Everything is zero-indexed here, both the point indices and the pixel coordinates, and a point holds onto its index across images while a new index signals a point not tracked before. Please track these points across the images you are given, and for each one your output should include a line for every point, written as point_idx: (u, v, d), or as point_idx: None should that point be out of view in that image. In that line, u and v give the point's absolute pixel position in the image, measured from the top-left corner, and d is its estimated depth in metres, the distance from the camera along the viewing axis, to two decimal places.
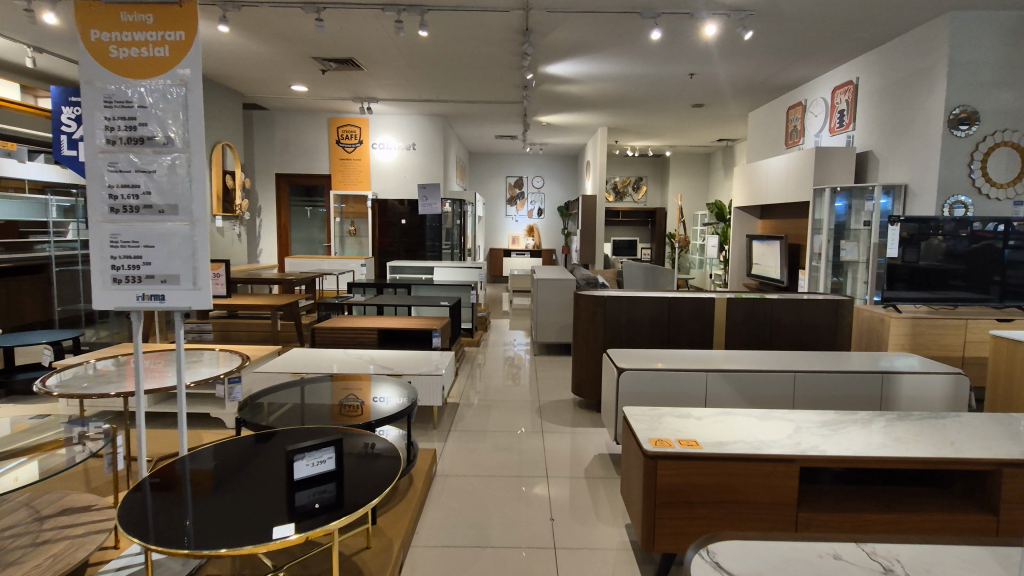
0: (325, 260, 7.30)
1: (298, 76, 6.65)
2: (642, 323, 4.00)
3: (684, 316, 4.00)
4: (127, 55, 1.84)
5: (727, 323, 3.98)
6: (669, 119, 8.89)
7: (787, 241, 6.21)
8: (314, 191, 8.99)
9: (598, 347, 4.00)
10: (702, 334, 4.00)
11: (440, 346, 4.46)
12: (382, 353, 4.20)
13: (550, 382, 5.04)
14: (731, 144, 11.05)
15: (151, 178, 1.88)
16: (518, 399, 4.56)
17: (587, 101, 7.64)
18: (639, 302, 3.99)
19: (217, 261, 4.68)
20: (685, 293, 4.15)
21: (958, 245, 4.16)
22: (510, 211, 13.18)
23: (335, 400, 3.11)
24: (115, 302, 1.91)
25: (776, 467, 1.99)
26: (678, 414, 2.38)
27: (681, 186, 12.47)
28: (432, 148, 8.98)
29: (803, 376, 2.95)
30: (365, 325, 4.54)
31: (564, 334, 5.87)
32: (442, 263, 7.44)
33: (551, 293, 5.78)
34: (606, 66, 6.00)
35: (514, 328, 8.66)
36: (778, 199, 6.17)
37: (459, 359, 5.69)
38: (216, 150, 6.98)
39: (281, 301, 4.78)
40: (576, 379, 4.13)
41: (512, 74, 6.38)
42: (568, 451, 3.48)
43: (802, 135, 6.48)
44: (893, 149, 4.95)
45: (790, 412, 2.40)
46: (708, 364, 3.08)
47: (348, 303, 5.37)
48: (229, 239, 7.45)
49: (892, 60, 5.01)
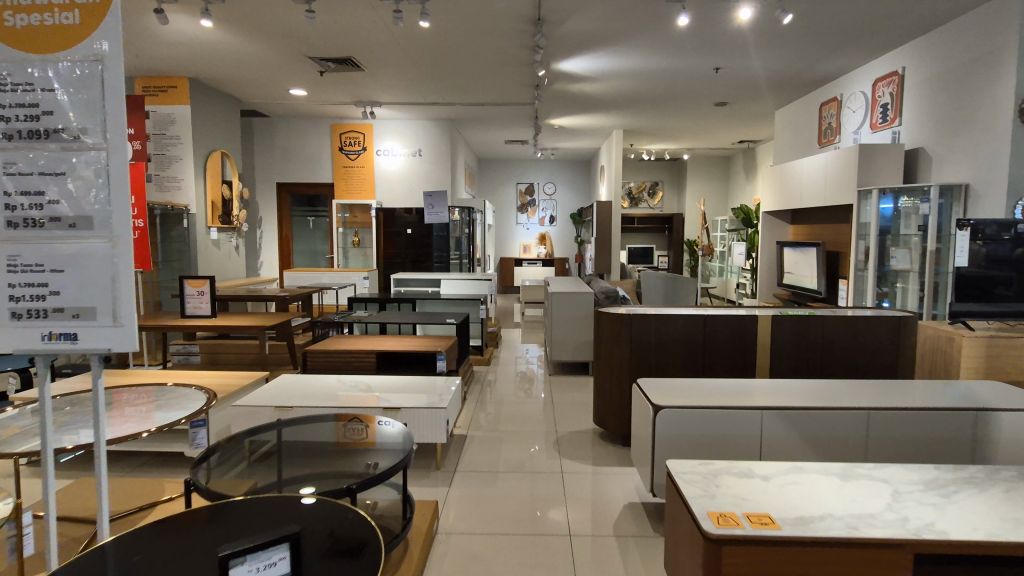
0: (327, 273, 6.90)
1: (296, 77, 6.29)
2: (675, 345, 3.51)
3: (722, 336, 3.50)
4: (25, 22, 1.40)
5: (772, 343, 3.49)
6: (688, 120, 8.42)
7: (825, 247, 5.73)
8: (317, 201, 8.64)
9: (624, 372, 3.52)
10: (743, 357, 3.50)
11: (445, 371, 3.99)
12: (381, 380, 3.75)
13: (567, 408, 4.55)
14: (752, 146, 10.54)
15: (59, 183, 1.43)
16: (533, 429, 4.07)
17: (601, 100, 7.18)
18: (672, 320, 3.50)
19: (201, 277, 4.29)
20: (722, 310, 3.65)
21: (1000, 250, 3.60)
22: (521, 219, 12.74)
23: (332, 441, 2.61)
24: (14, 345, 1.45)
25: (883, 554, 1.48)
26: (736, 472, 1.88)
27: (699, 190, 11.96)
28: (439, 153, 8.56)
29: (878, 414, 2.44)
30: (362, 346, 4.09)
31: (582, 352, 5.38)
32: (450, 274, 7.01)
33: (567, 308, 5.31)
34: (624, 60, 5.55)
35: (527, 342, 8.18)
36: (816, 202, 5.66)
37: (468, 380, 5.23)
38: (213, 159, 6.62)
39: (271, 321, 4.34)
40: (599, 408, 3.65)
41: (522, 71, 5.96)
42: (592, 497, 2.99)
43: (838, 132, 5.98)
44: (949, 145, 4.43)
45: (879, 467, 1.89)
46: (760, 398, 2.59)
47: (346, 321, 4.94)
48: (227, 251, 7.07)
49: (946, 45, 4.50)
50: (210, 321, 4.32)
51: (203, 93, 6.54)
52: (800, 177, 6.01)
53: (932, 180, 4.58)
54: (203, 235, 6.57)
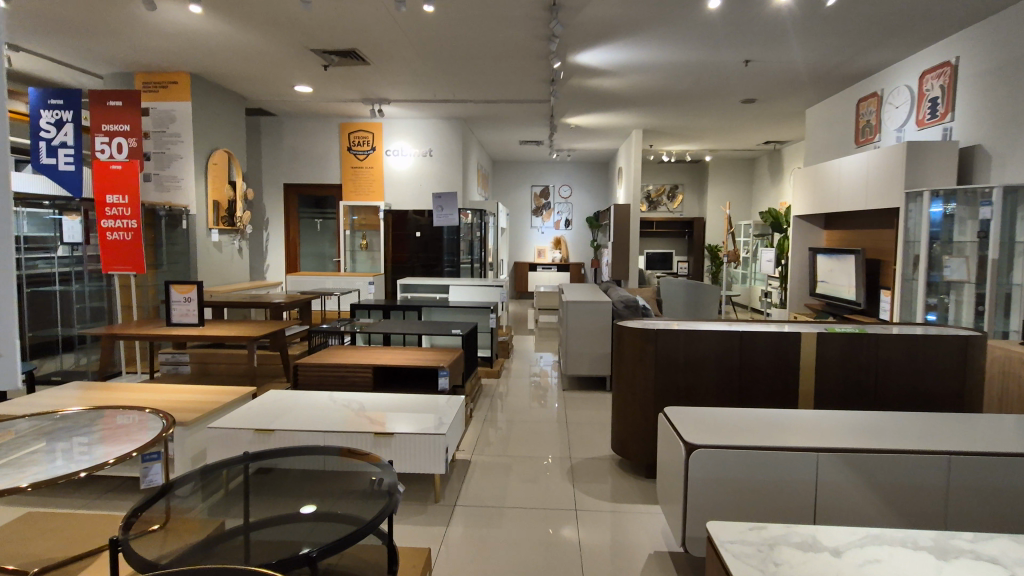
0: (330, 277, 6.59)
1: (299, 71, 6.02)
2: (705, 364, 3.12)
3: (759, 356, 3.10)
4: None
5: (817, 364, 3.07)
6: (713, 118, 7.99)
7: (864, 254, 5.28)
8: (325, 203, 8.37)
9: (648, 394, 3.14)
10: (783, 379, 3.09)
11: (448, 389, 3.63)
12: (377, 397, 3.40)
13: (583, 429, 4.15)
14: (778, 146, 10.04)
15: None
16: (545, 454, 3.69)
17: (620, 96, 6.79)
18: (702, 336, 3.11)
19: (188, 282, 4.02)
20: (758, 326, 3.25)
21: None
22: (535, 223, 12.37)
23: (320, 459, 2.02)
24: None
25: None
26: (796, 541, 1.46)
27: (722, 194, 11.47)
28: (451, 153, 8.22)
29: (961, 460, 2.01)
30: (358, 360, 3.75)
31: (599, 366, 4.98)
32: (459, 280, 6.66)
33: (583, 319, 4.93)
34: (645, 51, 5.17)
35: (540, 350, 7.80)
36: (856, 206, 5.21)
37: (476, 395, 4.87)
38: (215, 158, 6.37)
39: (262, 330, 4.03)
40: (620, 434, 3.26)
41: (536, 63, 5.60)
42: (611, 542, 2.59)
43: (878, 130, 5.51)
44: (1015, 141, 3.95)
45: (983, 537, 1.46)
46: (813, 435, 2.18)
47: (345, 330, 4.62)
48: (229, 254, 6.78)
49: (1007, 31, 4.04)
50: (197, 330, 4.03)
51: (206, 89, 6.31)
52: (837, 179, 5.56)
53: (994, 181, 4.10)
54: (204, 237, 6.31)
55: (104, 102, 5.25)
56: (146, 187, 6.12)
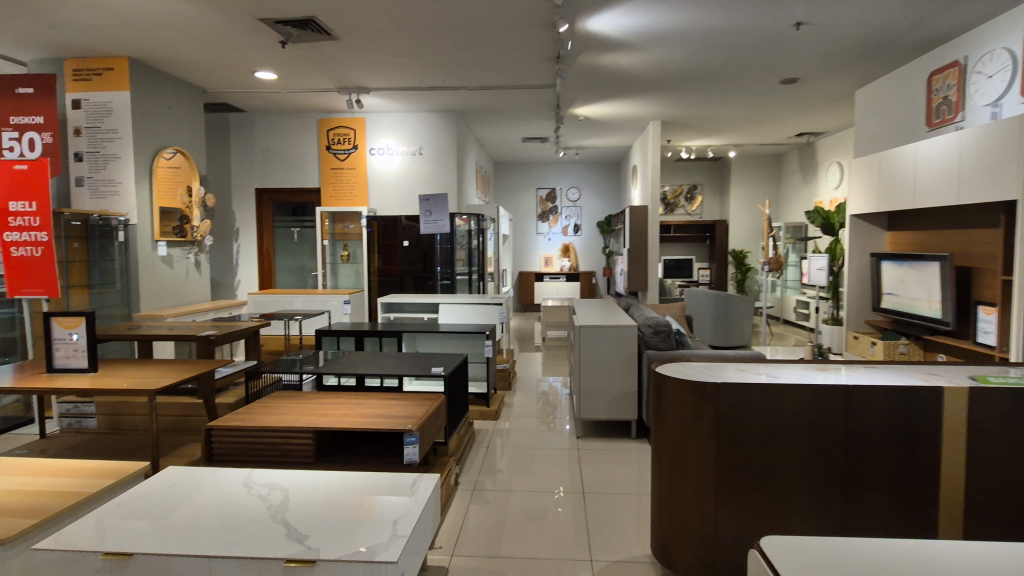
0: (298, 295, 5.57)
1: (257, 52, 5.08)
2: (793, 436, 2.07)
3: (876, 422, 2.05)
4: None
5: (967, 437, 2.01)
6: (743, 106, 6.96)
7: (952, 260, 4.21)
8: (303, 209, 7.42)
9: (708, 481, 2.10)
10: (914, 459, 2.04)
11: (417, 460, 2.59)
12: (314, 479, 2.31)
13: (605, 503, 3.11)
14: (812, 139, 8.97)
15: None
16: (552, 548, 2.64)
17: (637, 77, 5.79)
18: (788, 393, 2.06)
19: (76, 314, 2.99)
20: (867, 374, 2.19)
21: None
22: (541, 228, 11.37)
23: None
24: None
25: None
26: None
27: (746, 194, 10.42)
28: (443, 151, 7.23)
29: None
30: (296, 418, 2.72)
31: (619, 408, 3.91)
32: (451, 297, 5.66)
33: (602, 347, 3.89)
34: (672, 13, 4.17)
35: (549, 374, 6.76)
36: (942, 202, 4.13)
37: (467, 447, 3.84)
38: (162, 157, 5.41)
39: (169, 380, 2.98)
40: (665, 534, 2.24)
41: (536, 33, 4.61)
42: None
43: (964, 107, 4.48)
44: None
45: None
46: None
47: (298, 368, 3.61)
48: (181, 270, 5.76)
49: None
50: (89, 376, 3.01)
51: (151, 77, 5.38)
52: (910, 168, 4.49)
53: None
54: (148, 251, 5.34)
55: (12, 90, 4.29)
56: (78, 193, 5.17)
